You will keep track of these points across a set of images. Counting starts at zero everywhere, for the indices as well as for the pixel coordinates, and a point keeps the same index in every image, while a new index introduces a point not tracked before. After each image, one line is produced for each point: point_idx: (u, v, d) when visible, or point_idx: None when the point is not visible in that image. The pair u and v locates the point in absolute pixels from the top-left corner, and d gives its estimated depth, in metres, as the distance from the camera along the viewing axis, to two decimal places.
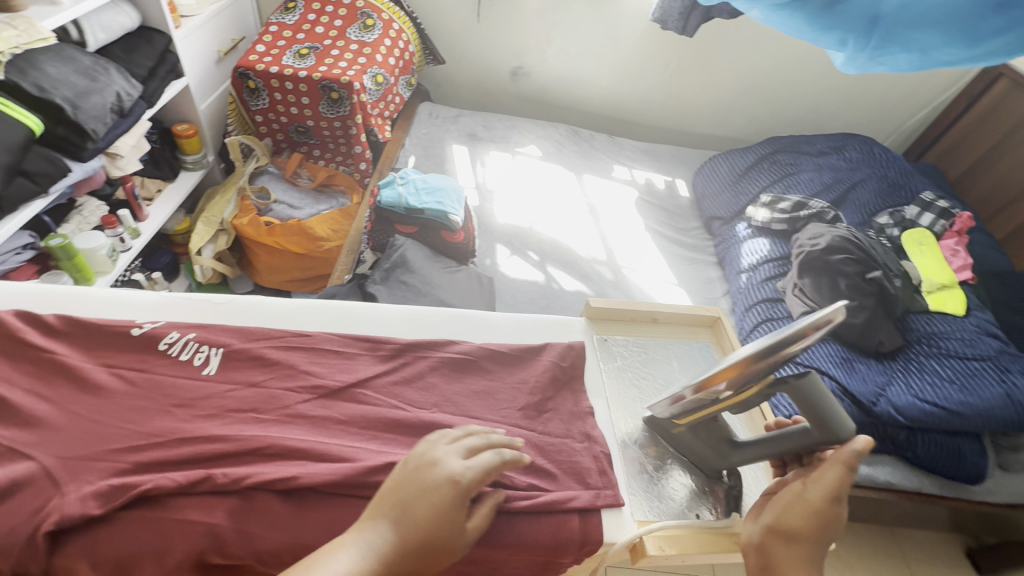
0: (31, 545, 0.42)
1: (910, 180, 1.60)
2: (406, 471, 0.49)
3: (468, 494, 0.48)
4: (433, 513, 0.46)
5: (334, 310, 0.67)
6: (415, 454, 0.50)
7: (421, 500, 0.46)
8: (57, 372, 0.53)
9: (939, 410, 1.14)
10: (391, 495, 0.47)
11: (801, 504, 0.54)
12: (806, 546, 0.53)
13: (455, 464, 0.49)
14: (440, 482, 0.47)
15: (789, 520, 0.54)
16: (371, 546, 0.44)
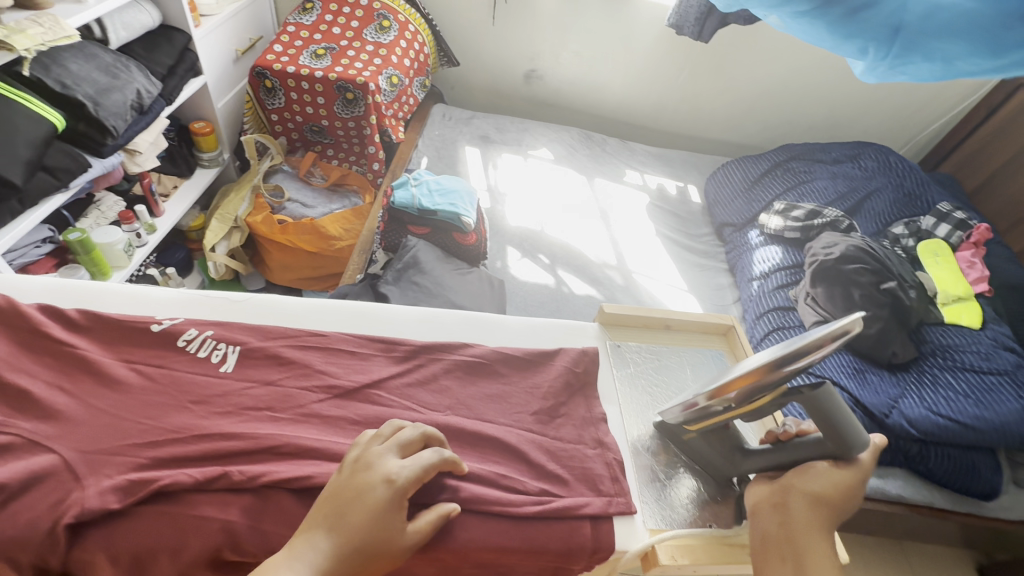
0: (50, 538, 0.43)
1: (926, 190, 1.58)
2: (342, 476, 0.48)
3: (406, 493, 0.47)
4: (369, 515, 0.45)
5: (349, 310, 0.68)
6: (353, 457, 0.49)
7: (359, 503, 0.46)
8: (77, 366, 0.54)
9: (953, 423, 1.13)
10: (329, 500, 0.46)
11: (834, 477, 0.55)
12: (827, 513, 0.54)
13: (393, 464, 0.48)
14: (374, 483, 0.47)
15: (818, 488, 0.55)
16: (313, 557, 0.43)
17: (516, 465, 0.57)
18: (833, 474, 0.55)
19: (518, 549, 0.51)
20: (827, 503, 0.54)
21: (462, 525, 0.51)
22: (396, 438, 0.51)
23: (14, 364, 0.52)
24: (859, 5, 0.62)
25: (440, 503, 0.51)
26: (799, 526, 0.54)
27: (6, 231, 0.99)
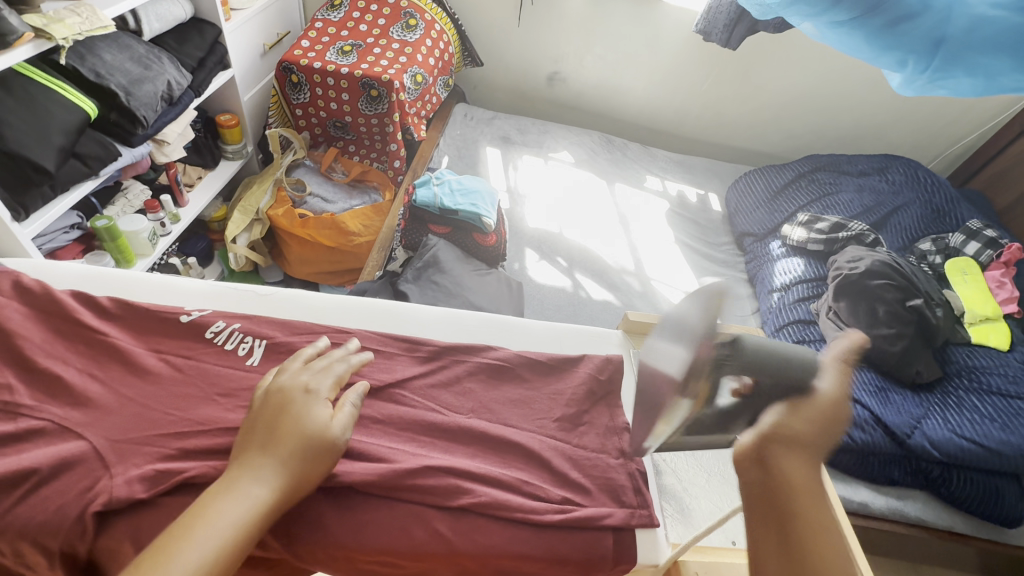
0: (78, 525, 0.43)
1: (955, 206, 1.55)
2: (260, 396, 0.50)
3: (325, 399, 0.51)
4: (297, 417, 0.47)
5: (375, 309, 0.68)
6: (265, 380, 0.52)
7: (286, 413, 0.47)
8: (108, 354, 0.54)
9: (977, 447, 1.10)
10: (254, 417, 0.48)
11: (819, 421, 0.49)
12: (807, 454, 0.47)
13: (304, 377, 0.52)
14: (294, 394, 0.49)
15: (808, 443, 0.47)
16: (262, 468, 0.44)
17: (538, 472, 0.57)
18: (818, 421, 0.49)
19: (539, 558, 0.50)
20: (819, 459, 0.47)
21: (485, 531, 0.50)
22: (296, 358, 0.54)
23: (47, 348, 0.53)
24: (901, 17, 0.60)
25: (461, 508, 0.50)
26: (785, 483, 0.46)
27: (37, 216, 1.01)
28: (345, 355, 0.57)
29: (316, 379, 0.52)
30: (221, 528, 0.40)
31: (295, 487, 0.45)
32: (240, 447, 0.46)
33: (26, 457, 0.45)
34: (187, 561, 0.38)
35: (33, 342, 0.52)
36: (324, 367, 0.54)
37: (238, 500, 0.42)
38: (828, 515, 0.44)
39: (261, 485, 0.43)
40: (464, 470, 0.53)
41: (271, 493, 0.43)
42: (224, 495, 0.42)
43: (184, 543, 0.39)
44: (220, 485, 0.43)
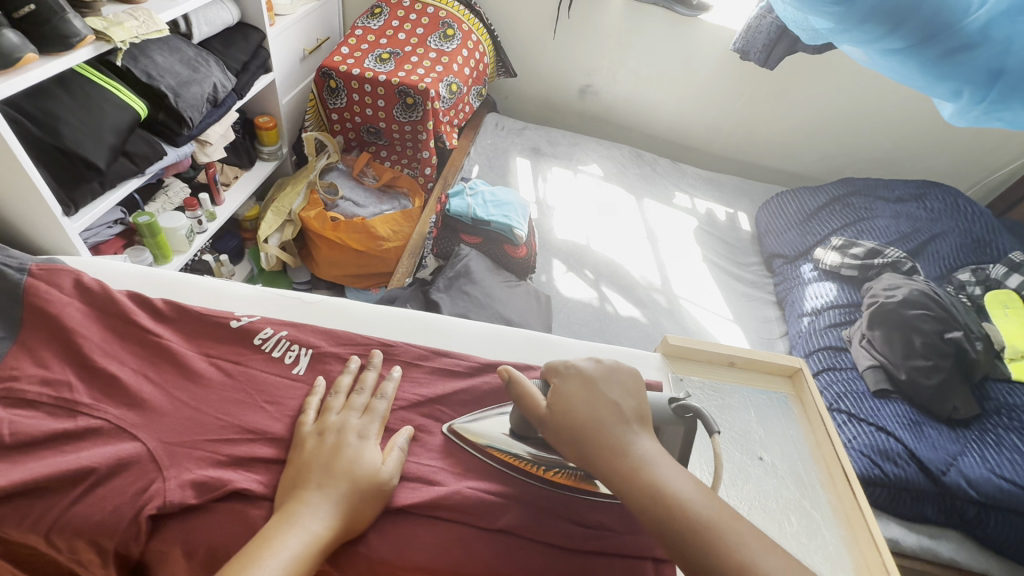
0: (134, 526, 0.44)
1: (997, 236, 1.50)
2: (312, 435, 0.51)
3: (375, 443, 0.52)
4: (351, 461, 0.49)
5: (415, 321, 0.68)
6: (311, 417, 0.53)
7: (341, 456, 0.49)
8: (161, 356, 0.55)
9: (1017, 488, 1.06)
10: (308, 455, 0.49)
11: (571, 405, 0.52)
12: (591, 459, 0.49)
13: (353, 419, 0.53)
14: (347, 438, 0.51)
15: (590, 433, 0.49)
16: (321, 506, 0.46)
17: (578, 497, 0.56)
18: (566, 408, 0.51)
19: None
20: (613, 433, 0.49)
21: (522, 556, 0.49)
22: (338, 393, 0.56)
23: (104, 348, 0.54)
24: (958, 47, 0.59)
25: (500, 530, 0.50)
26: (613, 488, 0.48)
27: (86, 211, 1.04)
28: (383, 387, 0.58)
29: (363, 421, 0.54)
30: (283, 559, 0.41)
31: (349, 526, 0.46)
32: (296, 484, 0.47)
33: (86, 456, 0.46)
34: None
35: (93, 341, 0.54)
36: (367, 406, 0.55)
37: (299, 533, 0.43)
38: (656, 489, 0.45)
39: (319, 523, 0.45)
40: (503, 492, 0.52)
41: (329, 530, 0.45)
42: (286, 527, 0.44)
43: (251, 569, 0.40)
44: (280, 518, 0.45)
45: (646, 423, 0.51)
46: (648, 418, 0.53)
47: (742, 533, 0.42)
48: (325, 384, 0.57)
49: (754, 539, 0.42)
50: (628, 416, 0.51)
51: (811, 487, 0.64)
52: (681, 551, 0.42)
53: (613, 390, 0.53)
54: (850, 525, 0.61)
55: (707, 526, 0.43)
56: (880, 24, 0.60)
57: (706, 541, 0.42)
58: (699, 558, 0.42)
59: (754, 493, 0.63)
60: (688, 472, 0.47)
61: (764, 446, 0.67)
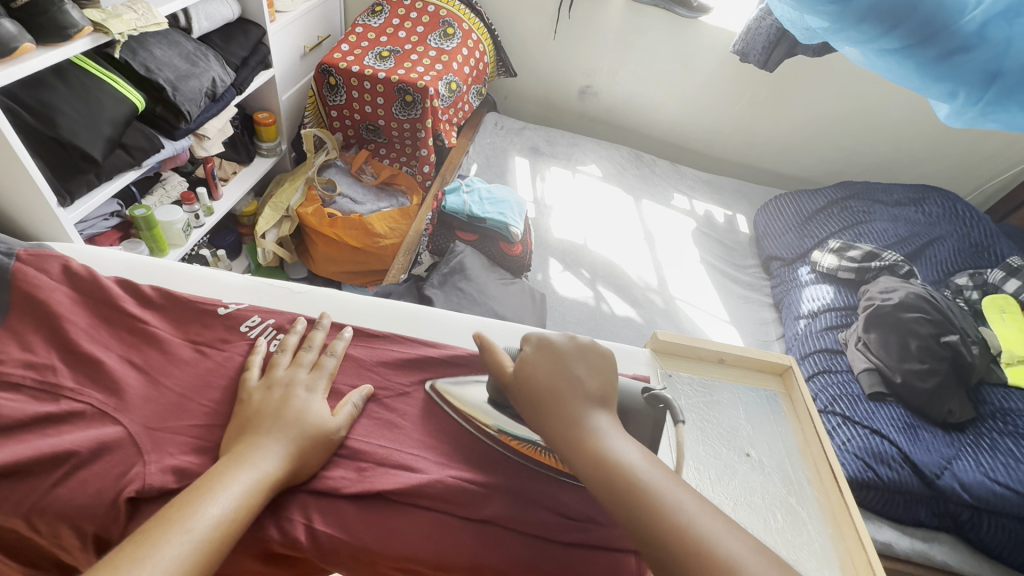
0: (113, 509, 0.43)
1: (995, 241, 1.49)
2: (258, 389, 0.51)
3: (323, 397, 0.52)
4: (299, 409, 0.50)
5: (404, 312, 0.67)
6: (255, 374, 0.53)
7: (289, 406, 0.50)
8: (146, 342, 0.54)
9: (1011, 493, 1.05)
10: (256, 406, 0.49)
11: (535, 377, 0.53)
12: (546, 427, 0.50)
13: (301, 374, 0.53)
14: (295, 390, 0.51)
15: (549, 404, 0.51)
16: (270, 449, 0.46)
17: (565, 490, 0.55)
18: (529, 378, 0.53)
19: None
20: (568, 402, 0.50)
21: (505, 544, 0.49)
22: (284, 351, 0.55)
23: (89, 333, 0.53)
24: (954, 49, 0.59)
25: (484, 520, 0.49)
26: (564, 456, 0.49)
27: (82, 202, 1.04)
28: (333, 346, 0.58)
29: (310, 377, 0.54)
30: (234, 493, 0.42)
31: (297, 470, 0.47)
32: (245, 430, 0.47)
33: (66, 439, 0.45)
34: (209, 513, 0.40)
35: (79, 327, 0.53)
36: (316, 363, 0.56)
37: (249, 471, 0.44)
38: (605, 453, 0.46)
39: (272, 463, 0.45)
40: (488, 483, 0.52)
41: (279, 469, 0.45)
42: (238, 467, 0.44)
43: (202, 499, 0.41)
44: (229, 459, 0.45)
45: (606, 400, 0.52)
46: (611, 395, 0.53)
47: (684, 500, 0.42)
48: (277, 343, 0.57)
49: (694, 505, 0.42)
50: (589, 392, 0.52)
51: (798, 484, 0.64)
52: (622, 513, 0.43)
53: (579, 367, 0.53)
54: (836, 522, 0.61)
55: (650, 490, 0.43)
56: (876, 22, 0.60)
57: (647, 505, 0.42)
58: (638, 520, 0.42)
59: (740, 490, 0.62)
60: (640, 446, 0.48)
61: (752, 442, 0.67)
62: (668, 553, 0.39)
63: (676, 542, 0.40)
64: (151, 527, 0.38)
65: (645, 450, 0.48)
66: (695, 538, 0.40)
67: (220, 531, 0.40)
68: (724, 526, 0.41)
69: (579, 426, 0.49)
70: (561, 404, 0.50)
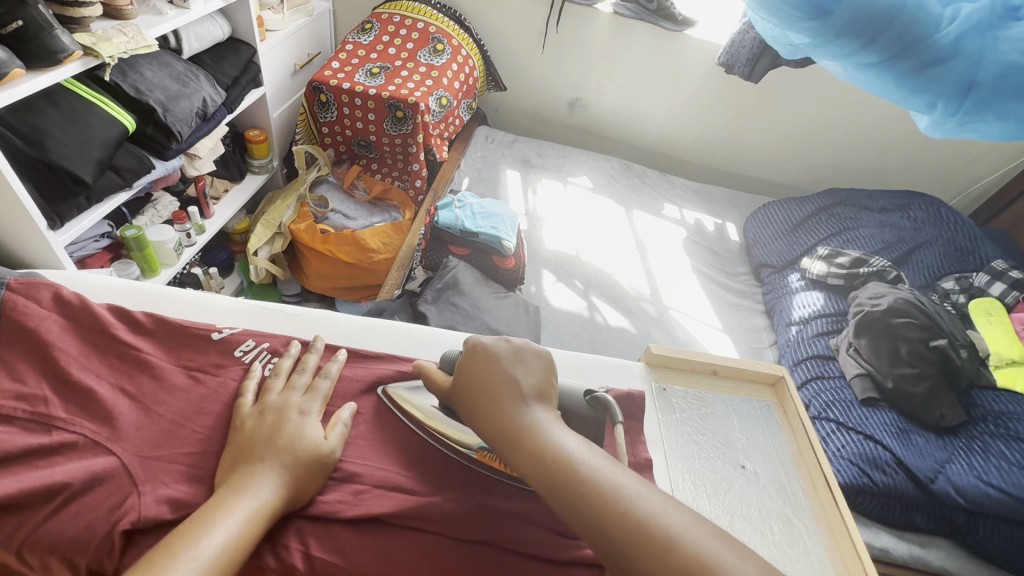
0: (108, 543, 0.41)
1: (980, 245, 1.52)
2: (251, 415, 0.50)
3: (318, 420, 0.52)
4: (292, 434, 0.49)
5: (397, 332, 0.66)
6: (250, 400, 0.52)
7: (283, 431, 0.49)
8: (137, 368, 0.52)
9: (1005, 496, 1.06)
10: (249, 433, 0.48)
11: (475, 384, 0.53)
12: (487, 429, 0.50)
13: (294, 397, 0.52)
14: (289, 414, 0.50)
15: (489, 409, 0.51)
16: (265, 476, 0.45)
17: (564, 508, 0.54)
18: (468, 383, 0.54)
19: None
20: (506, 403, 0.51)
21: (502, 565, 0.48)
22: (278, 374, 0.54)
23: (78, 359, 0.51)
24: (931, 61, 0.61)
25: (482, 541, 0.49)
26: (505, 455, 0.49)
27: (71, 224, 1.03)
28: (327, 368, 0.57)
29: (305, 399, 0.53)
30: (233, 522, 0.42)
31: (295, 496, 0.46)
32: (239, 458, 0.46)
33: (58, 471, 0.43)
34: (213, 543, 0.40)
35: (70, 355, 0.51)
36: (310, 385, 0.55)
37: (246, 500, 0.43)
38: (545, 445, 0.47)
39: (269, 490, 0.45)
40: (488, 504, 0.51)
41: (277, 497, 0.45)
42: (235, 497, 0.43)
43: (202, 531, 0.40)
44: (226, 489, 0.44)
45: (545, 394, 0.53)
46: (549, 389, 0.54)
47: (622, 483, 0.44)
48: (271, 366, 0.56)
49: (634, 487, 0.44)
50: (527, 391, 0.52)
51: (793, 496, 0.64)
52: (564, 507, 0.44)
53: (516, 369, 0.53)
54: (832, 531, 0.61)
55: (589, 477, 0.44)
56: (852, 37, 0.64)
57: (587, 493, 0.44)
58: (580, 511, 0.43)
59: (737, 501, 0.62)
60: (578, 435, 0.49)
61: (747, 454, 0.66)
62: (610, 536, 0.41)
63: (618, 523, 0.42)
64: (150, 559, 0.38)
65: (585, 440, 0.49)
66: (636, 518, 0.42)
67: (224, 559, 0.40)
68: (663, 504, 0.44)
69: (517, 424, 0.49)
70: (500, 404, 0.51)
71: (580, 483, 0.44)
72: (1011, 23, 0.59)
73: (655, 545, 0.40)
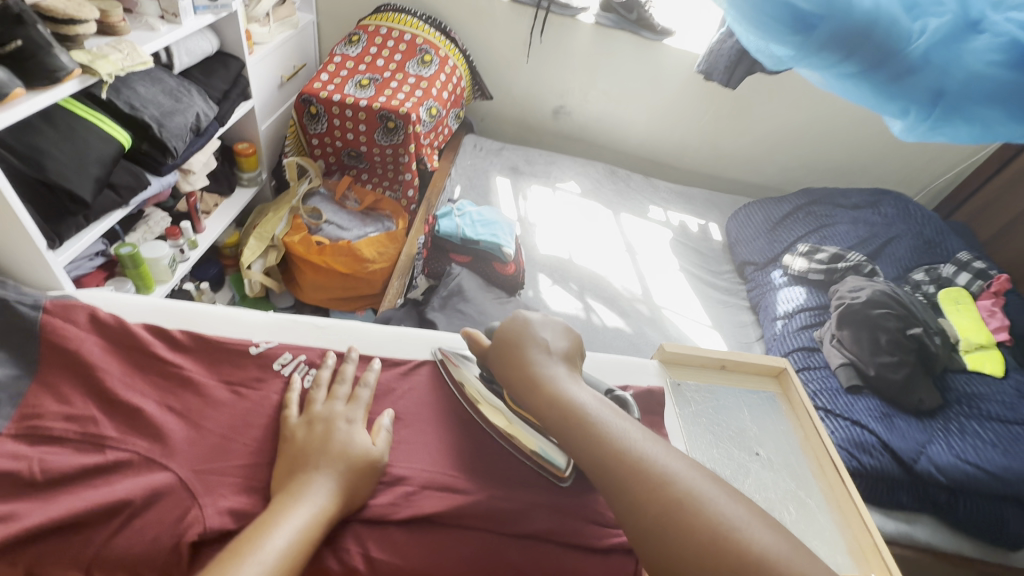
0: (176, 554, 0.43)
1: (944, 238, 1.62)
2: (299, 425, 0.52)
3: (363, 427, 0.53)
4: (343, 442, 0.51)
5: (425, 340, 0.68)
6: (295, 412, 0.53)
7: (333, 439, 0.50)
8: (181, 386, 0.53)
9: (981, 472, 1.14)
10: (300, 443, 0.50)
11: (502, 343, 0.58)
12: (508, 381, 0.56)
13: (339, 407, 0.54)
14: (337, 422, 0.52)
15: (514, 363, 0.56)
16: (321, 483, 0.47)
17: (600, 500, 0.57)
18: (497, 343, 0.59)
19: None
20: (530, 358, 0.56)
21: (548, 557, 0.51)
22: (319, 386, 0.56)
23: (123, 379, 0.52)
24: (903, 71, 0.67)
25: (529, 535, 0.52)
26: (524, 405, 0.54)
27: (71, 243, 1.02)
28: (365, 377, 0.59)
29: (348, 408, 0.55)
30: (294, 528, 0.43)
31: (349, 501, 0.48)
32: (295, 468, 0.48)
33: (118, 489, 0.44)
34: (276, 546, 0.42)
35: (113, 374, 0.52)
36: (351, 395, 0.56)
37: (305, 507, 0.45)
38: (559, 393, 0.52)
39: (325, 496, 0.46)
40: (530, 499, 0.54)
41: (333, 502, 0.46)
42: (294, 503, 0.45)
43: (266, 536, 0.42)
44: (284, 497, 0.46)
45: (569, 355, 0.58)
46: (573, 352, 0.59)
47: (626, 430, 0.49)
48: (310, 379, 0.57)
49: (637, 436, 0.48)
50: (551, 350, 0.57)
51: (805, 478, 0.69)
52: (573, 445, 0.49)
53: (544, 332, 0.58)
54: (842, 511, 0.66)
55: (596, 422, 0.49)
56: (836, 50, 0.69)
57: (593, 434, 0.48)
58: (585, 447, 0.48)
59: (754, 487, 0.66)
60: (593, 391, 0.54)
61: (759, 442, 0.71)
62: (608, 469, 0.46)
63: (617, 460, 0.46)
64: (221, 563, 0.39)
65: (598, 395, 0.53)
66: (635, 458, 0.46)
67: (287, 561, 0.41)
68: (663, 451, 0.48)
69: (535, 376, 0.54)
70: (521, 359, 0.56)
71: (586, 426, 0.49)
72: (972, 37, 0.65)
73: (649, 481, 0.44)
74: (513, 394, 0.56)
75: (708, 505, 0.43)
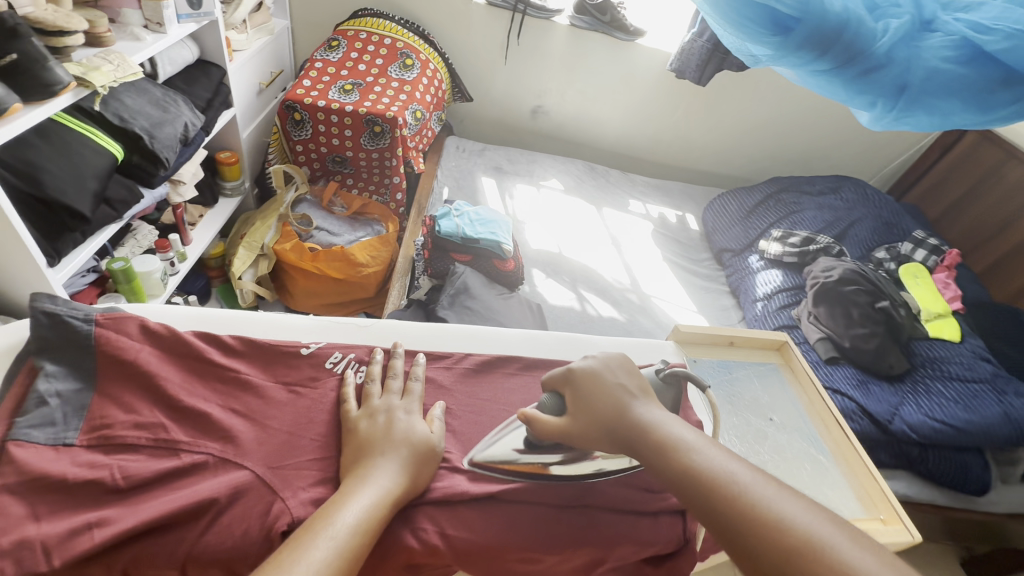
0: (267, 543, 0.47)
1: (900, 219, 1.76)
2: (362, 419, 0.55)
3: (421, 416, 0.57)
4: (405, 432, 0.54)
5: (461, 334, 0.72)
6: (356, 407, 0.57)
7: (395, 429, 0.54)
8: (241, 388, 0.58)
9: (948, 427, 1.26)
10: (364, 433, 0.54)
11: (588, 399, 0.58)
12: (607, 434, 0.56)
13: (395, 400, 0.58)
14: (397, 415, 0.56)
15: (608, 415, 0.56)
16: (387, 468, 0.50)
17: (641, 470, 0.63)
18: (580, 400, 0.58)
19: (655, 543, 0.56)
20: (624, 408, 0.56)
21: (606, 522, 0.56)
22: (374, 380, 0.60)
23: (189, 389, 0.56)
24: (871, 67, 0.75)
25: (585, 505, 0.57)
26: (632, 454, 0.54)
27: (66, 262, 0.99)
28: (414, 371, 0.63)
29: (404, 401, 0.58)
30: (364, 505, 0.46)
31: (413, 483, 0.51)
32: (361, 455, 0.52)
33: (206, 488, 0.49)
34: (346, 523, 0.44)
35: (174, 382, 0.56)
36: (404, 389, 0.60)
37: (373, 487, 0.48)
38: (668, 439, 0.52)
39: (391, 479, 0.49)
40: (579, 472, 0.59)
41: (399, 485, 0.50)
42: (362, 485, 0.48)
43: (334, 513, 0.45)
44: (353, 480, 0.49)
45: (648, 396, 0.59)
46: (648, 391, 0.61)
47: (737, 471, 0.48)
48: (362, 375, 0.62)
49: (747, 477, 0.48)
50: (635, 395, 0.58)
51: (812, 437, 0.76)
52: (685, 492, 0.49)
53: (620, 377, 0.60)
54: (847, 461, 0.74)
55: (703, 465, 0.49)
56: (810, 49, 0.75)
57: (703, 479, 0.48)
58: (696, 494, 0.48)
59: (772, 450, 0.73)
60: (695, 430, 0.54)
61: (772, 408, 0.78)
62: (722, 514, 0.46)
63: (729, 505, 0.46)
64: (297, 538, 0.42)
65: (702, 434, 0.53)
66: (747, 502, 0.45)
67: (356, 535, 0.44)
68: (778, 494, 0.46)
69: (636, 423, 0.55)
70: (614, 408, 0.56)
71: (697, 472, 0.49)
72: (927, 35, 0.74)
73: (767, 528, 0.43)
74: (614, 445, 0.55)
75: (834, 556, 0.41)
